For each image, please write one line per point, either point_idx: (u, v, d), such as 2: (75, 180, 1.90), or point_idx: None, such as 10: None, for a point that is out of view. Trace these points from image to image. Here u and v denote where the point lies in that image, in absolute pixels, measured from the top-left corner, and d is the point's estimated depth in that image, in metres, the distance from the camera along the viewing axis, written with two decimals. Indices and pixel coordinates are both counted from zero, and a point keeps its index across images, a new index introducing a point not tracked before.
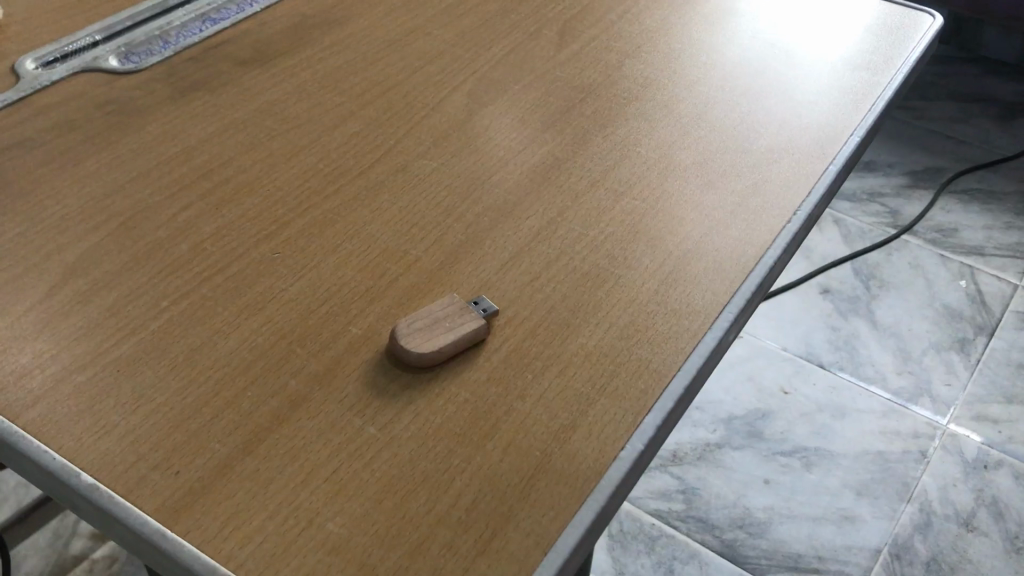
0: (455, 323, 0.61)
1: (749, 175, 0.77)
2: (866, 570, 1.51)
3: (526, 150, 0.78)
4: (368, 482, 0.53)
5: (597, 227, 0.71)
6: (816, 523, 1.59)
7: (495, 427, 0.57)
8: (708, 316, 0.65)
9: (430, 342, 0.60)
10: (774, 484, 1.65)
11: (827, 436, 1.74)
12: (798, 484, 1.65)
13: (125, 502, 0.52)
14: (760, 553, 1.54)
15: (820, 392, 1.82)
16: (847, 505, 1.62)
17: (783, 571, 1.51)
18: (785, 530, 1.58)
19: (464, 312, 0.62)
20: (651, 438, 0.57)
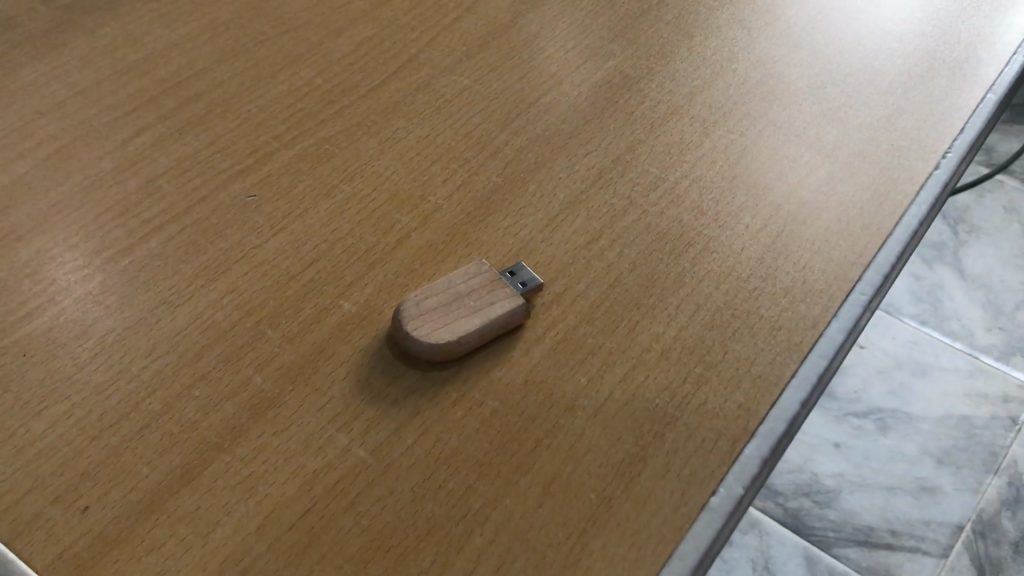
0: (481, 304, 0.44)
1: (882, 103, 0.58)
2: (946, 549, 1.13)
3: (586, 65, 0.60)
4: (352, 533, 0.38)
5: (679, 169, 0.53)
6: (891, 494, 1.18)
7: (533, 456, 0.40)
8: (829, 298, 0.47)
9: (445, 331, 0.43)
10: (845, 449, 1.22)
11: (904, 397, 1.29)
12: (872, 451, 1.23)
13: (7, 550, 0.37)
14: (828, 525, 1.16)
15: (898, 346, 1.35)
16: (924, 474, 1.20)
17: (853, 549, 1.13)
18: (856, 501, 1.17)
19: (496, 288, 0.45)
20: (752, 478, 0.40)
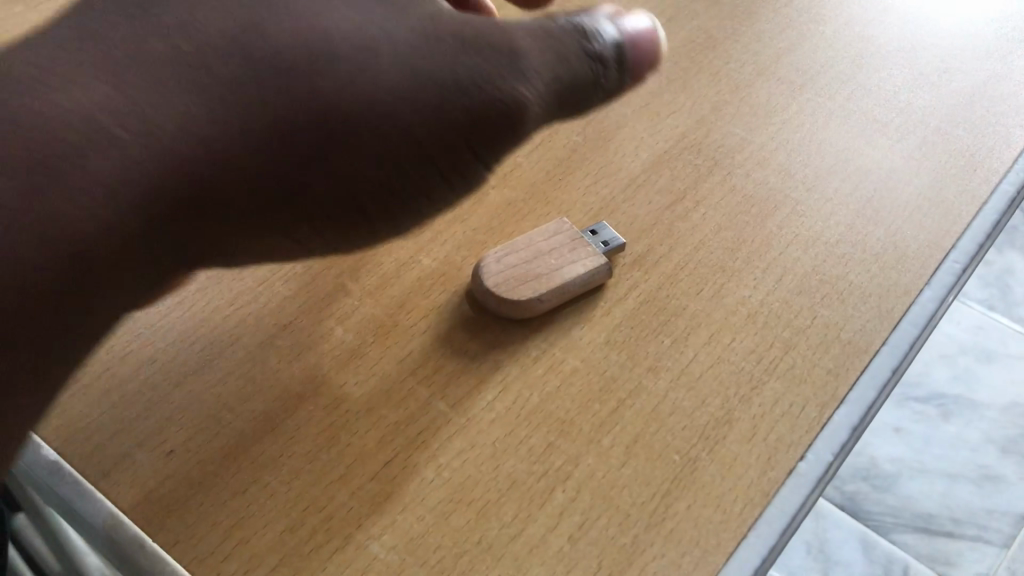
0: (562, 262, 0.44)
1: (978, 69, 0.56)
2: (1010, 539, 1.03)
3: (669, 24, 0.58)
4: (434, 485, 0.38)
5: (764, 133, 0.52)
6: (952, 481, 1.10)
7: (616, 415, 0.40)
8: (921, 265, 0.45)
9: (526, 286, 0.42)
10: (906, 434, 1.14)
11: (970, 383, 1.18)
12: (934, 436, 1.14)
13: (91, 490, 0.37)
14: (885, 509, 1.07)
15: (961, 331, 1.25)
16: (988, 462, 1.11)
17: (908, 534, 1.05)
18: (915, 487, 1.09)
19: (578, 247, 0.44)
20: (841, 445, 0.39)
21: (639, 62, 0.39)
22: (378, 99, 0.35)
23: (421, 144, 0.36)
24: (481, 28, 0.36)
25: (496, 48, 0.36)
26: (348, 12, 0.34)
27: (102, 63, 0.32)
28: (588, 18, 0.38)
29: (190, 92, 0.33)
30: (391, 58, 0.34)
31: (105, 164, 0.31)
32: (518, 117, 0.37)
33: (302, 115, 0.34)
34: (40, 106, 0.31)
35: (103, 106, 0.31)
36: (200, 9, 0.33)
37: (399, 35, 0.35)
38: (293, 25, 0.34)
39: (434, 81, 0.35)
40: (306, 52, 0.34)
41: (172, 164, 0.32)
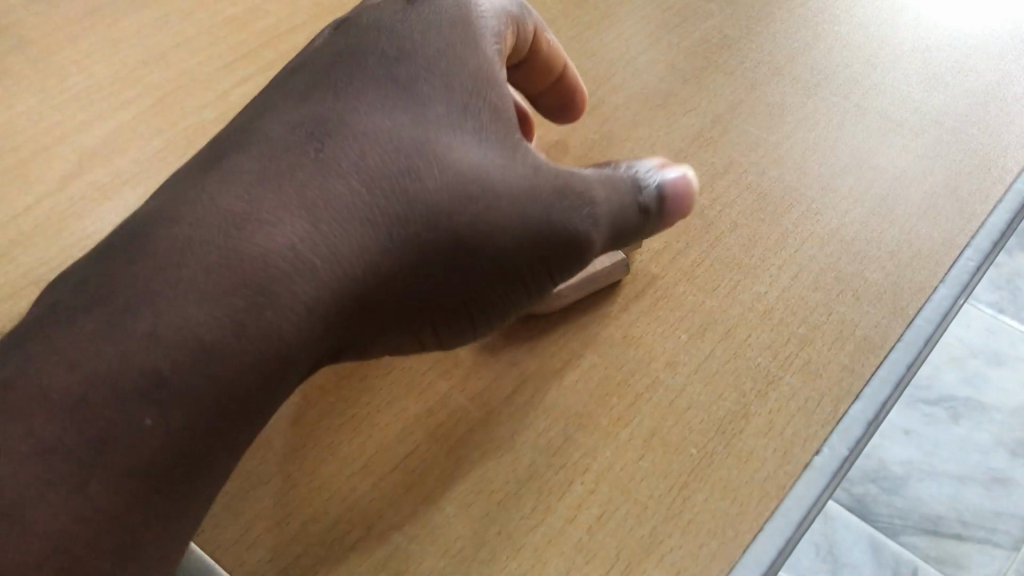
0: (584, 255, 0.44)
1: (993, 69, 0.56)
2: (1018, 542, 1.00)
3: (685, 24, 0.59)
4: (453, 476, 0.38)
5: (780, 131, 0.52)
6: (961, 484, 1.06)
7: (633, 409, 0.40)
8: (935, 263, 0.46)
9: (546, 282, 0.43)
10: (915, 436, 1.12)
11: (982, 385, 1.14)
12: (944, 437, 1.11)
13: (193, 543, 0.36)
14: (893, 511, 1.05)
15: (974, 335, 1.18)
16: (997, 465, 1.07)
17: (916, 537, 1.03)
18: (923, 489, 1.07)
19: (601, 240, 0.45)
20: (857, 440, 0.39)
21: (672, 211, 0.40)
22: (509, 235, 0.35)
23: (524, 276, 0.36)
24: (569, 174, 0.37)
25: (579, 197, 0.37)
26: (476, 155, 0.35)
27: (282, 194, 0.31)
28: (637, 165, 0.40)
29: (364, 229, 0.32)
30: (515, 200, 0.35)
31: (310, 294, 0.31)
32: (587, 249, 0.37)
33: (452, 250, 0.34)
34: (254, 249, 0.30)
35: (302, 245, 0.31)
36: (371, 150, 0.33)
37: (524, 181, 0.35)
38: (443, 165, 0.34)
39: (542, 220, 0.35)
40: (462, 185, 0.34)
41: (336, 296, 0.32)
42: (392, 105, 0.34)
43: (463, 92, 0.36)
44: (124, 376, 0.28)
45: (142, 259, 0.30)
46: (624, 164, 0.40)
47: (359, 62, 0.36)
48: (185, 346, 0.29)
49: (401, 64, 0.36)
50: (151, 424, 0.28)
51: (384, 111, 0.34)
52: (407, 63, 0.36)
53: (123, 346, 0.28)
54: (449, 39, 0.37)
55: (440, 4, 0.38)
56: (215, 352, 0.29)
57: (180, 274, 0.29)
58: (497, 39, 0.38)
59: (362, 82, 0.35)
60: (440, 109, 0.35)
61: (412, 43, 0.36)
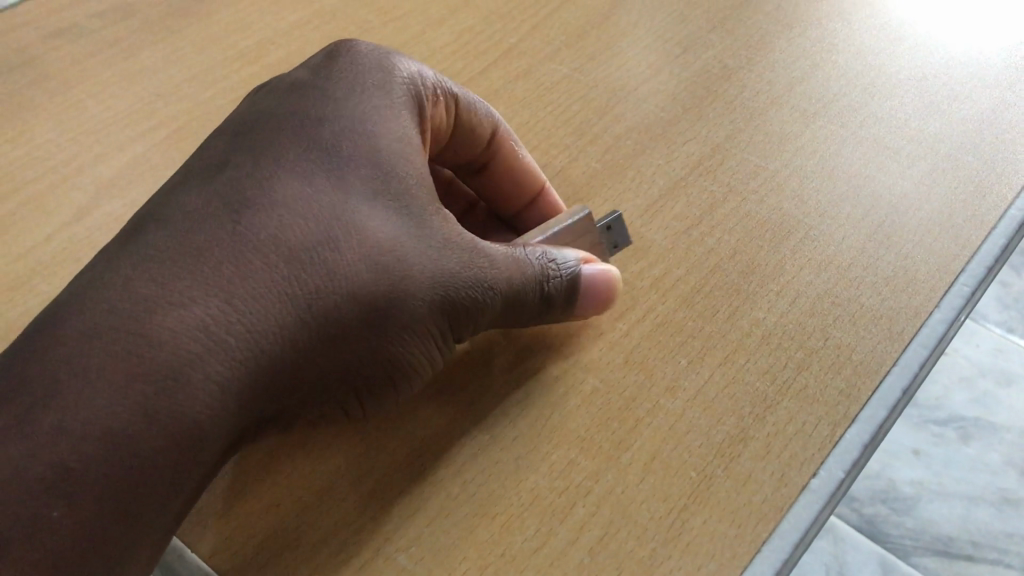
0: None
1: (987, 97, 0.57)
2: None
3: (685, 54, 0.60)
4: (457, 499, 0.39)
5: (778, 159, 0.53)
6: (972, 505, 1.01)
7: (634, 434, 0.41)
8: (931, 289, 0.47)
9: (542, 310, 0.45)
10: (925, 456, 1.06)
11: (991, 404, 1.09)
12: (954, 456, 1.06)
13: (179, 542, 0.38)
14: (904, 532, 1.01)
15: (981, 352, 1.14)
16: (1008, 485, 1.02)
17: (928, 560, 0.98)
18: (934, 510, 1.02)
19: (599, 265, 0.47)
20: (854, 463, 0.40)
21: (590, 302, 0.43)
22: (425, 301, 0.37)
23: (432, 338, 0.38)
24: (477, 247, 0.39)
25: (493, 267, 0.39)
26: (388, 225, 0.37)
27: (197, 277, 0.33)
28: (553, 253, 0.43)
29: (281, 305, 0.34)
30: (430, 269, 0.37)
31: (224, 372, 0.33)
32: (479, 318, 0.40)
33: (371, 321, 0.36)
34: (164, 333, 0.32)
35: (213, 323, 0.33)
36: (288, 225, 0.35)
37: (433, 254, 0.37)
38: (357, 237, 0.36)
39: (451, 289, 0.38)
40: (379, 259, 0.36)
41: (249, 372, 0.33)
42: (312, 179, 0.36)
43: (382, 166, 0.38)
44: (35, 466, 0.30)
45: (58, 349, 0.31)
46: (540, 250, 0.42)
47: (281, 138, 0.38)
48: (95, 437, 0.30)
49: (322, 139, 0.38)
50: (60, 514, 0.30)
51: (305, 184, 0.36)
52: (329, 139, 0.38)
53: (33, 441, 0.30)
54: (366, 119, 0.40)
55: (358, 91, 0.41)
56: (124, 435, 0.31)
57: (91, 361, 0.31)
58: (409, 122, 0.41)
59: (284, 157, 0.37)
60: (358, 182, 0.37)
61: (332, 119, 0.39)
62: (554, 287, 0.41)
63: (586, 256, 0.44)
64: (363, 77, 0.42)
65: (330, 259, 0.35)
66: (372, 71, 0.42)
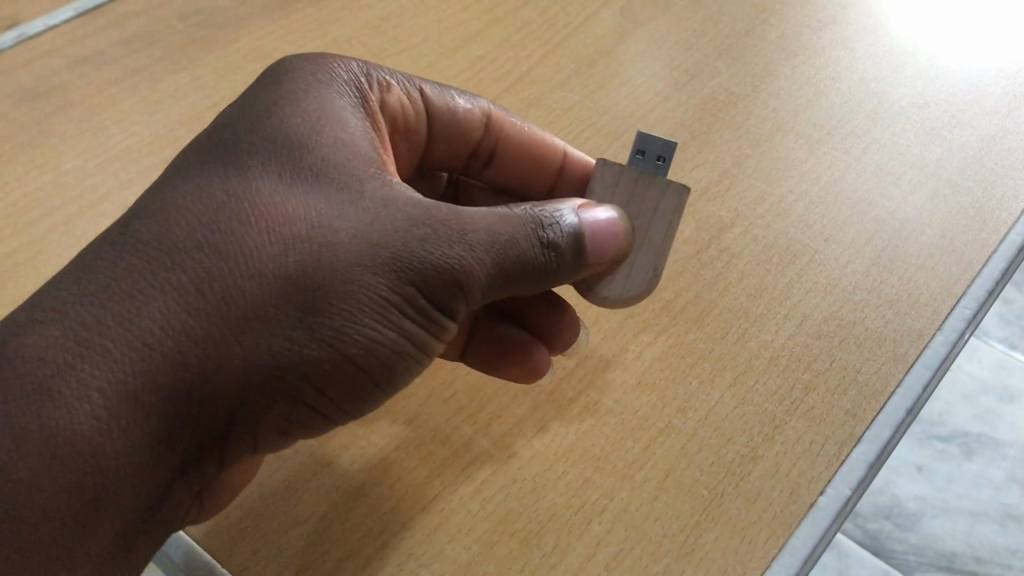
0: (641, 216, 0.42)
1: (987, 124, 0.59)
2: None
3: (692, 81, 0.62)
4: (478, 516, 0.41)
5: (784, 184, 0.55)
6: None
7: (647, 453, 0.43)
8: (934, 311, 0.48)
9: (630, 281, 0.41)
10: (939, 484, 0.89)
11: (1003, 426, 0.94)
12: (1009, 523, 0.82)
13: (187, 537, 0.40)
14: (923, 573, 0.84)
15: None
16: None
17: None
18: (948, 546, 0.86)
19: (648, 190, 0.42)
20: (859, 481, 0.42)
21: (603, 245, 0.38)
22: (355, 270, 0.33)
23: (394, 315, 0.33)
24: (422, 203, 0.35)
25: (447, 225, 0.34)
26: (294, 199, 0.34)
27: (72, 292, 0.33)
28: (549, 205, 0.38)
29: (168, 296, 0.32)
30: (355, 235, 0.33)
31: (99, 375, 0.31)
32: (456, 292, 0.34)
33: (286, 297, 0.32)
34: (26, 351, 0.32)
35: (86, 329, 0.32)
36: (175, 221, 0.33)
37: (356, 220, 0.33)
38: (257, 216, 0.33)
39: (389, 250, 0.33)
40: (284, 234, 0.33)
41: (142, 371, 0.32)
42: (208, 171, 0.35)
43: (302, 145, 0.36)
44: None
45: None
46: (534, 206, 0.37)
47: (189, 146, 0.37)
48: None
49: (228, 135, 0.36)
50: None
51: (199, 178, 0.35)
52: (242, 131, 0.36)
53: None
54: (290, 104, 0.37)
55: (271, 83, 0.39)
56: (10, 463, 0.30)
57: None
58: (329, 101, 0.39)
59: (188, 161, 0.36)
60: (260, 163, 0.35)
61: (242, 112, 0.37)
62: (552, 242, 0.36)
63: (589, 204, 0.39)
64: (298, 69, 0.40)
65: (226, 245, 0.33)
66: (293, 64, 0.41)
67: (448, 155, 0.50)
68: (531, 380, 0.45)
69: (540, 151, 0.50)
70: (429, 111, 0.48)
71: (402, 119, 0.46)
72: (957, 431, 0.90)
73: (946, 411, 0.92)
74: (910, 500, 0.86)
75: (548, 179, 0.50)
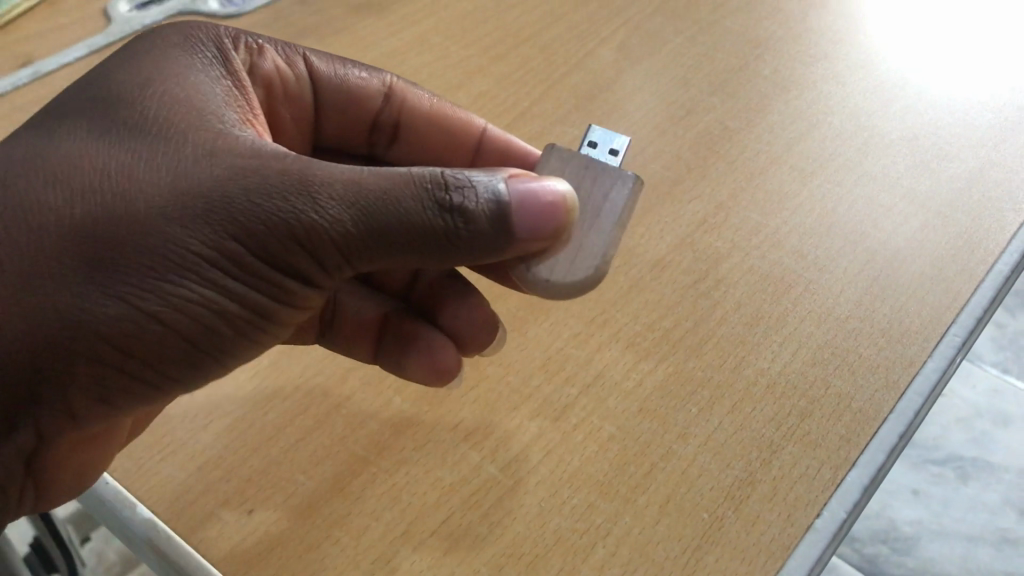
0: (593, 198, 0.42)
1: (974, 157, 0.61)
2: None
3: (688, 116, 0.64)
4: (486, 540, 0.42)
5: (779, 216, 0.57)
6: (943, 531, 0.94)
7: (649, 477, 0.44)
8: (925, 339, 0.50)
9: (577, 261, 0.40)
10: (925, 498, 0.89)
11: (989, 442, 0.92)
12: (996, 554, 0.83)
13: (130, 498, 0.44)
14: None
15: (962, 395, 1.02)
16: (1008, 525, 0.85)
17: None
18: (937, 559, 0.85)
19: (600, 178, 0.43)
20: (854, 503, 0.43)
21: (526, 221, 0.37)
22: (156, 221, 0.34)
23: (212, 264, 0.34)
24: (251, 156, 0.36)
25: (277, 180, 0.35)
26: (117, 156, 0.35)
27: None
28: (469, 177, 0.37)
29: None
30: (170, 185, 0.34)
31: None
32: (286, 244, 0.35)
33: (79, 245, 0.33)
34: None
35: None
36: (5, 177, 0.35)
37: (175, 172, 0.35)
38: (81, 170, 0.35)
39: (205, 200, 0.34)
40: (88, 186, 0.34)
41: None
42: (45, 133, 0.37)
43: (146, 104, 0.37)
44: None
45: None
46: (456, 171, 0.37)
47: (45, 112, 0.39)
48: None
49: (80, 99, 0.38)
50: None
51: (36, 138, 0.37)
52: (95, 89, 0.39)
53: None
54: (154, 71, 0.40)
55: (133, 54, 0.41)
56: None
57: None
58: (183, 71, 0.40)
59: (34, 126, 0.38)
60: (96, 126, 0.37)
61: (99, 78, 0.39)
62: (448, 205, 0.36)
63: (512, 174, 0.39)
64: (168, 38, 0.43)
65: (46, 193, 0.34)
66: (161, 34, 0.43)
67: (344, 125, 0.54)
68: (440, 380, 0.47)
69: (449, 122, 0.54)
70: (316, 81, 0.51)
71: (279, 84, 0.49)
72: (952, 455, 0.91)
73: (942, 436, 0.93)
74: (907, 524, 0.87)
75: (459, 146, 0.54)
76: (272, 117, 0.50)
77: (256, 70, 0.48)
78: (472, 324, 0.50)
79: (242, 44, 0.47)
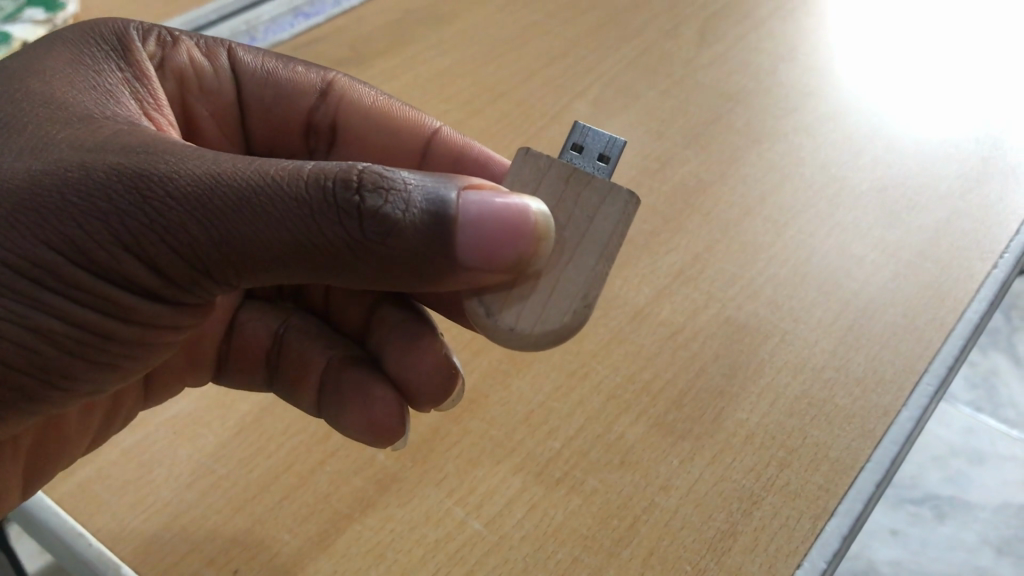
0: (574, 224, 0.41)
1: (942, 207, 0.62)
2: None
3: (663, 169, 0.65)
4: None
5: (755, 267, 0.58)
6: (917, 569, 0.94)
7: (632, 530, 0.45)
8: (898, 389, 0.51)
9: (549, 309, 0.40)
10: (903, 536, 0.89)
11: (963, 480, 0.93)
12: None
13: (113, 560, 0.44)
14: None
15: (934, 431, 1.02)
16: (986, 563, 0.86)
17: None
18: None
19: (580, 198, 0.42)
20: (834, 553, 0.43)
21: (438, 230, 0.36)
22: None
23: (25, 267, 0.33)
24: (83, 152, 0.34)
25: (102, 177, 0.33)
26: None
27: None
28: (396, 178, 0.36)
29: None
30: None
31: None
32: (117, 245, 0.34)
33: None
34: None
35: None
36: None
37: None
38: None
39: (18, 200, 0.33)
40: None
41: None
42: None
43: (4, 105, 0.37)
44: None
45: None
46: (394, 172, 0.36)
47: None
48: None
49: None
50: None
51: None
52: None
53: None
54: (25, 72, 0.39)
55: (16, 60, 0.41)
56: None
57: None
58: (58, 73, 0.40)
59: None
60: None
61: None
62: (366, 211, 0.35)
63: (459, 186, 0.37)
64: (61, 40, 0.43)
65: None
66: (53, 39, 0.43)
67: (279, 128, 0.54)
68: (380, 441, 0.47)
69: (393, 122, 0.54)
70: (241, 80, 0.52)
71: (193, 76, 0.50)
72: (928, 495, 0.92)
73: (918, 475, 0.94)
74: (885, 565, 0.87)
75: (402, 146, 0.54)
76: (189, 110, 0.51)
77: (169, 60, 0.49)
78: (424, 374, 0.49)
79: (154, 36, 0.48)
